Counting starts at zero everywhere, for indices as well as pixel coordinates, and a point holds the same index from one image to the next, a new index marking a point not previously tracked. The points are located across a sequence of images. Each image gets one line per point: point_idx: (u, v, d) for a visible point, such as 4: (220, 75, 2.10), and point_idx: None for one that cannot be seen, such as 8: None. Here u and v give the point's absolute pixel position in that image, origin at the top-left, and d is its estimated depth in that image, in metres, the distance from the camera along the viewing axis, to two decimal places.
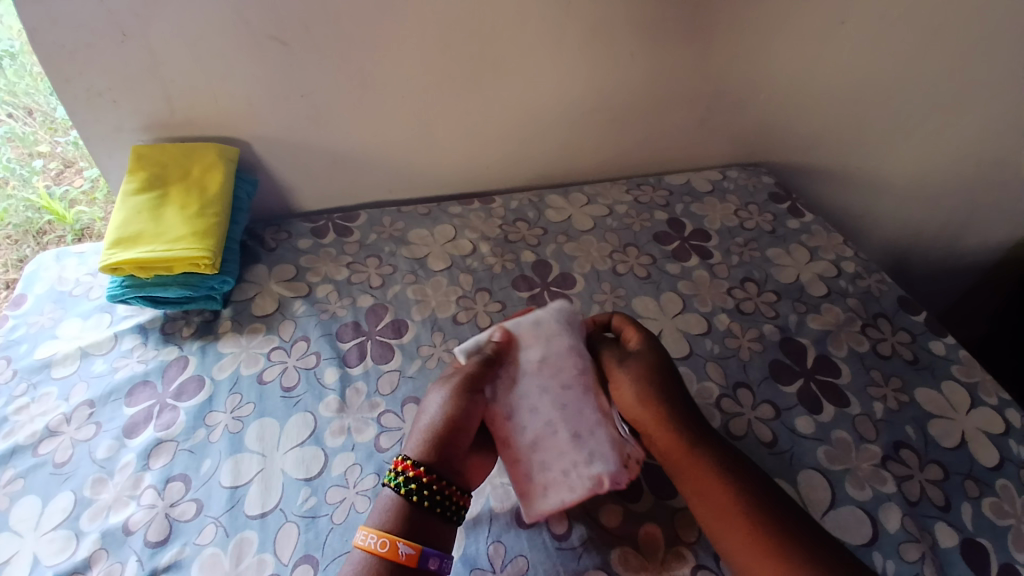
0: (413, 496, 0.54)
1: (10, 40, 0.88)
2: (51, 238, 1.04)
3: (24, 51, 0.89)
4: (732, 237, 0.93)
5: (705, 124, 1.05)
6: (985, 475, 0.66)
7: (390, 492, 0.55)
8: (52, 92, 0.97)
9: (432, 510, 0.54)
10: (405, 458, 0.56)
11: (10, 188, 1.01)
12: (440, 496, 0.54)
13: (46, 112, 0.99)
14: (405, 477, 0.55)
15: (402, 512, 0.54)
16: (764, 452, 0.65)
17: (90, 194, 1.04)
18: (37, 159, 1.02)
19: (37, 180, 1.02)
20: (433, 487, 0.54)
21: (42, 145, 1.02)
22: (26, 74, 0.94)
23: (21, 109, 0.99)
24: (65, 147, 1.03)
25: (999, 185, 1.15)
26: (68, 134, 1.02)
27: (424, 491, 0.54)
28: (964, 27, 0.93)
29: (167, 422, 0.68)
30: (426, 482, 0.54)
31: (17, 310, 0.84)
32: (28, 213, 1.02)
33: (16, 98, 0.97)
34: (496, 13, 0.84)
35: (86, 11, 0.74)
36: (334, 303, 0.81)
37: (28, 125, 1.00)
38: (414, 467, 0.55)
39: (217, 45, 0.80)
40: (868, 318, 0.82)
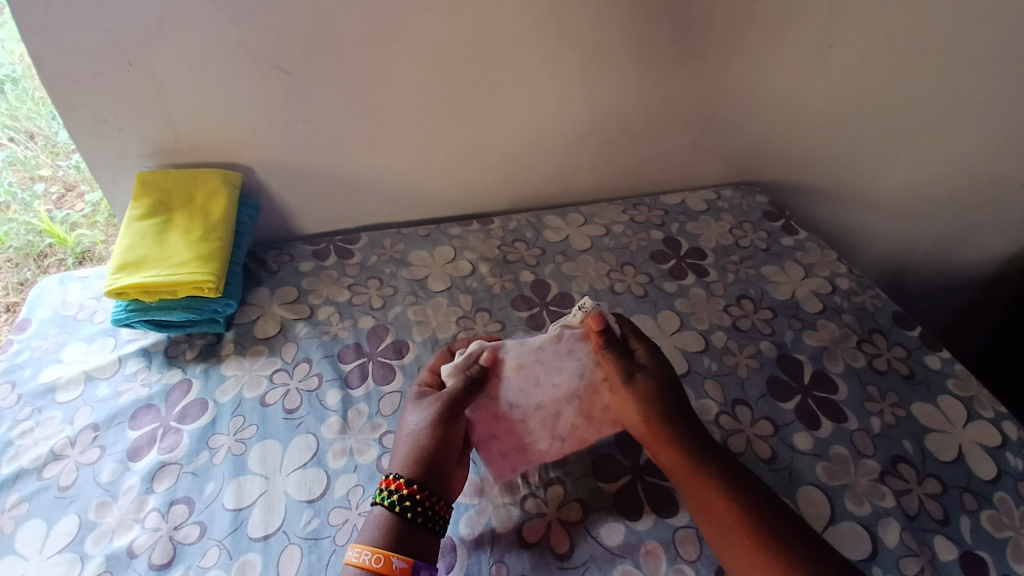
0: (406, 512, 0.55)
1: (11, 64, 0.91)
2: (51, 261, 1.06)
3: (25, 76, 0.92)
4: (728, 255, 0.94)
5: (699, 145, 1.07)
6: (982, 489, 0.66)
7: (380, 508, 0.56)
8: (53, 115, 0.99)
9: (424, 526, 0.55)
10: (394, 476, 0.57)
11: (11, 213, 1.02)
12: (431, 512, 0.56)
13: (48, 136, 1.02)
14: (399, 495, 0.55)
15: (395, 529, 0.55)
16: (764, 468, 0.66)
17: (91, 217, 1.06)
18: (39, 183, 1.04)
19: (37, 204, 1.03)
20: (426, 504, 0.55)
21: (44, 169, 1.03)
22: (28, 98, 0.97)
23: (22, 134, 1.01)
24: (66, 170, 1.04)
25: (989, 200, 1.17)
26: (69, 158, 1.03)
27: (417, 508, 0.55)
28: (948, 47, 0.96)
29: (171, 444, 0.68)
30: (420, 499, 0.56)
31: (21, 334, 0.85)
32: (28, 236, 1.03)
33: (17, 123, 1.00)
34: (492, 39, 0.87)
35: (94, 42, 0.77)
36: (336, 325, 0.82)
37: (29, 150, 1.02)
38: (406, 484, 0.56)
39: (221, 74, 0.82)
40: (863, 334, 0.83)
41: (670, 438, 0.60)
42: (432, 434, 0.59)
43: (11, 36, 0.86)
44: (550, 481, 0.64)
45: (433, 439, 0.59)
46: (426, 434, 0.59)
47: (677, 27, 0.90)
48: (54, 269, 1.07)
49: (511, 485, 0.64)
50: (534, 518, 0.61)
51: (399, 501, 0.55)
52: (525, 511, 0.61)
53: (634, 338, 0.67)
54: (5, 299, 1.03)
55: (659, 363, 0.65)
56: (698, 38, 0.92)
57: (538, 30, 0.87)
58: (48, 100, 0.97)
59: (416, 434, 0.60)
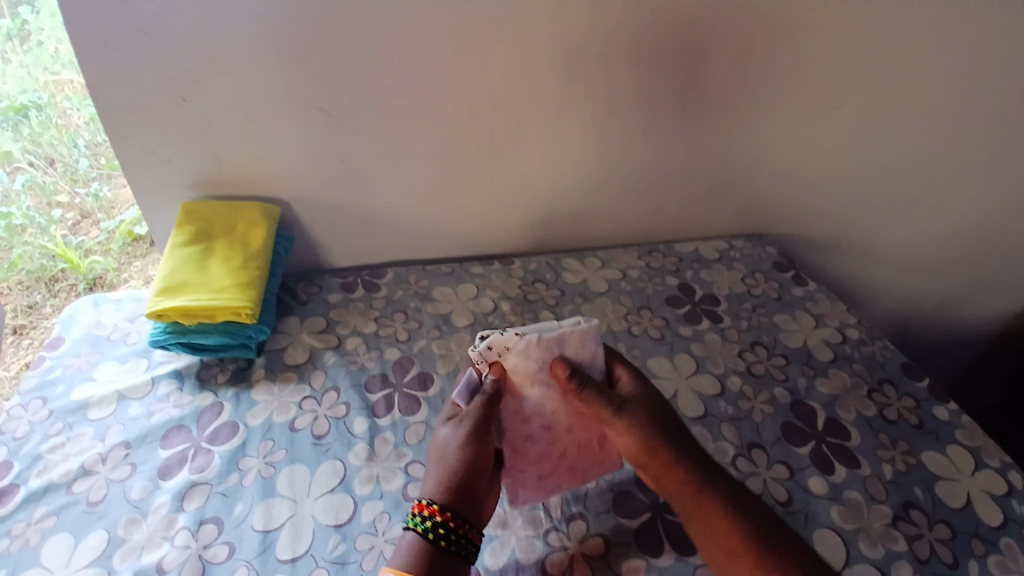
0: (438, 538, 0.56)
1: (38, 92, 1.03)
2: (61, 286, 1.11)
3: (51, 103, 1.04)
4: (741, 302, 0.98)
5: (712, 197, 1.12)
6: (990, 535, 0.68)
7: (414, 533, 0.57)
8: (77, 142, 1.09)
9: (457, 553, 0.56)
10: (426, 502, 0.59)
11: (27, 236, 1.08)
12: (463, 539, 0.57)
13: (68, 163, 1.10)
14: (434, 521, 0.57)
15: (426, 555, 0.56)
16: (781, 511, 0.68)
17: (105, 244, 1.15)
18: (56, 210, 1.11)
19: (53, 229, 1.10)
20: (456, 530, 0.57)
21: (61, 196, 1.11)
22: (52, 126, 1.07)
23: (43, 160, 1.08)
24: (84, 198, 1.13)
25: (987, 256, 1.21)
26: (88, 186, 1.12)
27: (448, 534, 0.57)
28: (945, 113, 1.02)
29: (201, 464, 0.70)
30: (452, 526, 0.57)
31: (54, 351, 0.87)
32: (42, 260, 1.09)
33: (39, 149, 1.07)
34: (519, 92, 0.93)
35: (154, 80, 0.83)
36: (363, 355, 0.85)
37: (48, 176, 1.10)
38: (438, 510, 0.58)
39: (267, 112, 0.88)
40: (874, 383, 0.85)
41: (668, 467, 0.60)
42: (466, 457, 0.61)
43: (38, 63, 1.00)
44: (571, 515, 0.66)
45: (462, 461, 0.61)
46: (459, 459, 0.61)
47: (692, 88, 0.97)
48: (64, 294, 1.12)
49: (534, 517, 0.65)
50: (556, 551, 0.62)
51: (429, 525, 0.57)
52: (548, 544, 0.63)
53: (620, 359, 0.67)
54: (14, 321, 1.07)
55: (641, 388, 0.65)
56: (712, 98, 0.98)
57: (563, 84, 0.93)
58: (71, 126, 1.07)
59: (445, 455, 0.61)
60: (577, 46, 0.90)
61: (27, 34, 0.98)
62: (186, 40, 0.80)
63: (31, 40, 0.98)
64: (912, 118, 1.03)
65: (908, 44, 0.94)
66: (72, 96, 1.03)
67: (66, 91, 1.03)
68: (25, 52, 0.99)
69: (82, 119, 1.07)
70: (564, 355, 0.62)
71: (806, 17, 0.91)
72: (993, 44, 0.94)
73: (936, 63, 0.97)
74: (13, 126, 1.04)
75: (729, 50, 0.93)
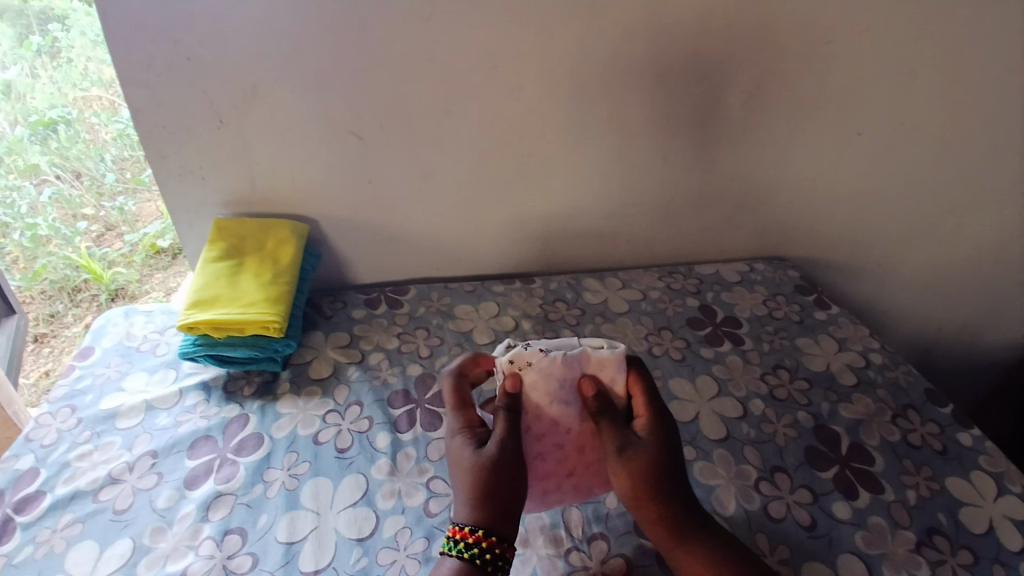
0: (477, 560, 0.56)
1: (67, 108, 1.11)
2: (84, 295, 1.19)
3: (78, 119, 1.12)
4: (763, 325, 0.97)
5: (732, 221, 1.12)
6: (1012, 559, 0.66)
7: (453, 558, 0.56)
8: (103, 156, 1.17)
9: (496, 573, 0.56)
10: (463, 526, 0.58)
11: (52, 247, 1.16)
12: (502, 561, 0.56)
13: (93, 177, 1.18)
14: (474, 545, 0.56)
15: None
16: (804, 535, 0.67)
17: (128, 256, 1.21)
18: (81, 222, 1.20)
19: (78, 240, 1.19)
20: (495, 552, 0.56)
21: (87, 208, 1.20)
22: (79, 140, 1.15)
23: (69, 173, 1.17)
24: (109, 212, 1.21)
25: (1012, 283, 1.20)
26: (113, 200, 1.21)
27: (487, 556, 0.56)
28: (968, 140, 1.02)
29: (227, 475, 0.71)
30: (490, 547, 0.56)
31: (85, 361, 0.90)
32: (66, 271, 1.17)
33: (66, 162, 1.16)
34: (543, 117, 0.95)
35: (193, 103, 0.86)
36: (386, 371, 0.86)
37: (75, 189, 1.18)
38: (474, 533, 0.57)
39: (300, 134, 0.91)
40: (898, 409, 0.84)
41: (661, 519, 0.59)
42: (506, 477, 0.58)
43: (67, 80, 1.08)
44: (593, 535, 0.66)
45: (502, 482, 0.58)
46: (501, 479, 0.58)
47: (713, 115, 0.98)
48: (86, 304, 1.19)
49: (556, 536, 0.65)
50: (578, 571, 0.62)
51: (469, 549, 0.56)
52: (570, 563, 0.63)
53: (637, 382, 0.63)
54: (36, 329, 1.15)
55: (652, 425, 0.61)
56: (733, 124, 1.00)
57: (586, 110, 0.95)
58: (98, 142, 1.16)
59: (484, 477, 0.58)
60: (600, 73, 0.92)
61: (57, 52, 1.07)
62: (226, 65, 0.84)
63: (60, 57, 1.07)
64: (935, 145, 1.03)
65: (929, 73, 0.95)
66: (101, 112, 1.12)
67: (95, 108, 1.12)
68: (54, 69, 1.08)
69: (110, 135, 1.15)
70: (587, 373, 0.63)
71: (826, 46, 0.92)
72: (1015, 73, 0.95)
73: (959, 92, 0.97)
74: (41, 140, 1.13)
75: (750, 77, 0.95)
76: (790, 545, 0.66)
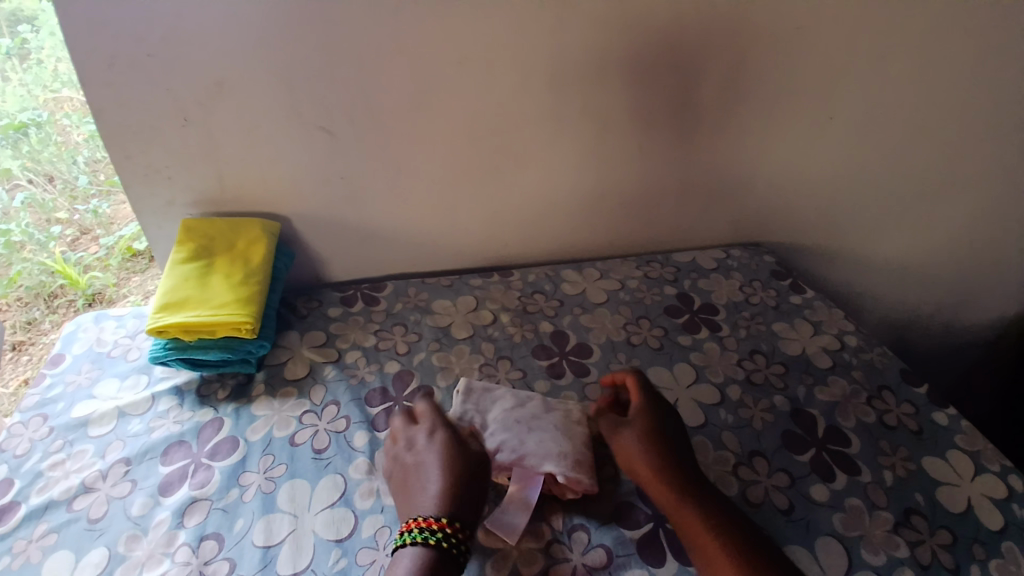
0: (439, 544, 0.58)
1: (37, 110, 1.07)
2: (61, 301, 1.15)
3: (51, 120, 1.08)
4: (739, 311, 0.98)
5: (708, 208, 1.13)
6: (989, 538, 0.68)
7: (416, 546, 0.58)
8: (76, 159, 1.12)
9: (456, 558, 0.58)
10: (424, 517, 0.61)
11: (26, 253, 1.11)
12: (462, 546, 0.59)
13: (67, 180, 1.14)
14: (437, 531, 0.59)
15: (429, 565, 0.57)
16: (783, 520, 0.68)
17: (104, 260, 1.19)
18: (55, 226, 1.15)
19: (52, 245, 1.14)
20: (456, 536, 0.59)
21: (61, 212, 1.15)
22: (51, 142, 1.09)
23: (42, 177, 1.12)
24: (83, 215, 1.17)
25: (986, 263, 1.22)
26: (88, 203, 1.16)
27: (449, 540, 0.59)
28: (941, 123, 1.03)
29: (202, 480, 0.70)
30: (453, 532, 0.59)
31: (55, 368, 0.87)
32: (41, 276, 1.13)
33: (38, 165, 1.11)
34: (520, 109, 0.94)
35: (155, 101, 0.84)
36: (363, 369, 0.85)
37: (47, 192, 1.13)
38: (436, 520, 0.60)
39: (269, 131, 0.89)
40: (873, 391, 0.85)
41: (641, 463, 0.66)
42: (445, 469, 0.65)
43: (39, 82, 1.04)
44: (573, 527, 0.65)
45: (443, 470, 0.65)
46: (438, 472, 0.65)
47: (688, 103, 0.98)
48: (63, 310, 1.15)
49: (537, 530, 0.65)
50: (559, 563, 0.62)
51: (435, 535, 0.59)
52: (551, 556, 0.63)
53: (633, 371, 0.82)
54: (13, 337, 1.11)
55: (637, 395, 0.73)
56: (708, 112, 0.99)
57: (562, 100, 0.94)
58: (70, 143, 1.11)
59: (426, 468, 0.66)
60: (573, 64, 0.91)
61: (27, 54, 1.02)
62: (189, 62, 0.81)
63: (30, 59, 1.03)
64: (908, 129, 1.04)
65: (901, 57, 0.96)
66: (72, 113, 1.07)
67: (67, 109, 1.07)
68: (24, 71, 1.04)
69: (81, 136, 1.10)
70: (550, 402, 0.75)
71: (799, 31, 0.92)
72: (984, 56, 0.96)
73: (930, 74, 0.98)
74: (12, 143, 1.07)
75: (724, 65, 0.94)
76: (771, 530, 0.67)
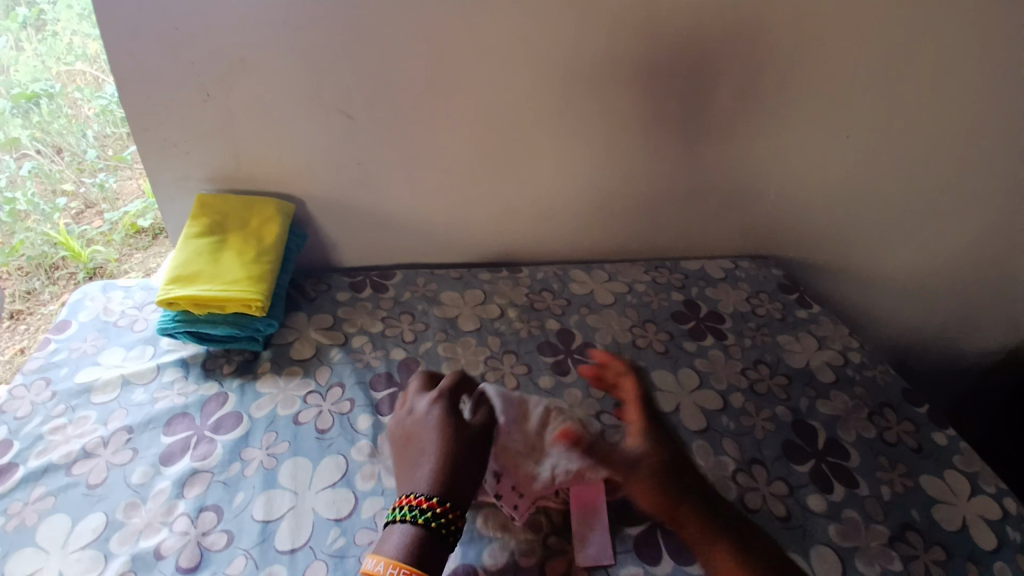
0: (431, 524, 0.57)
1: (50, 82, 1.06)
2: (62, 273, 1.15)
3: (63, 93, 1.08)
4: (745, 321, 0.98)
5: (719, 217, 1.13)
6: (984, 558, 0.68)
7: (411, 523, 0.57)
8: (85, 133, 1.12)
9: (446, 539, 0.57)
10: (420, 495, 0.59)
11: (30, 223, 1.09)
12: (453, 528, 0.58)
13: (75, 153, 1.12)
14: (433, 513, 0.58)
15: (417, 545, 0.56)
16: (779, 526, 0.68)
17: (107, 234, 1.19)
18: (60, 198, 1.13)
19: (57, 216, 1.12)
20: (448, 517, 0.58)
21: (66, 184, 1.13)
22: (62, 115, 1.09)
23: (49, 148, 1.10)
24: (89, 187, 1.16)
25: (991, 288, 1.22)
26: (94, 176, 1.16)
27: (441, 521, 0.57)
28: (954, 147, 1.04)
29: (204, 453, 0.70)
30: (443, 513, 0.58)
31: (61, 334, 0.87)
32: (45, 247, 1.11)
33: (46, 137, 1.09)
34: (540, 106, 0.95)
35: (179, 74, 0.85)
36: (369, 354, 0.85)
37: (54, 164, 1.11)
38: (427, 500, 0.58)
39: (290, 112, 0.90)
40: (874, 406, 0.85)
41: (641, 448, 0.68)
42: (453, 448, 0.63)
43: (52, 53, 1.05)
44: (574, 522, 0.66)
45: (445, 439, 0.64)
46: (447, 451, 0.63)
47: (704, 111, 0.98)
48: (63, 282, 1.16)
49: (536, 522, 0.66)
50: (556, 555, 0.63)
51: (427, 514, 0.58)
52: (549, 548, 0.63)
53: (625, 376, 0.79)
54: (11, 306, 1.09)
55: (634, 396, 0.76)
56: (725, 122, 1.00)
57: (581, 99, 0.95)
58: (80, 117, 1.11)
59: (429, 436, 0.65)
60: (597, 65, 0.92)
61: (42, 25, 1.04)
62: (216, 37, 0.82)
63: (46, 31, 1.04)
64: (921, 150, 1.05)
65: (917, 77, 0.97)
66: (85, 87, 1.09)
67: (79, 83, 1.08)
68: (39, 42, 1.04)
69: (93, 110, 1.11)
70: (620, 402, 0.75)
71: (819, 46, 0.94)
72: (1000, 82, 0.97)
73: (947, 96, 0.99)
74: (22, 113, 1.05)
75: (744, 74, 0.95)
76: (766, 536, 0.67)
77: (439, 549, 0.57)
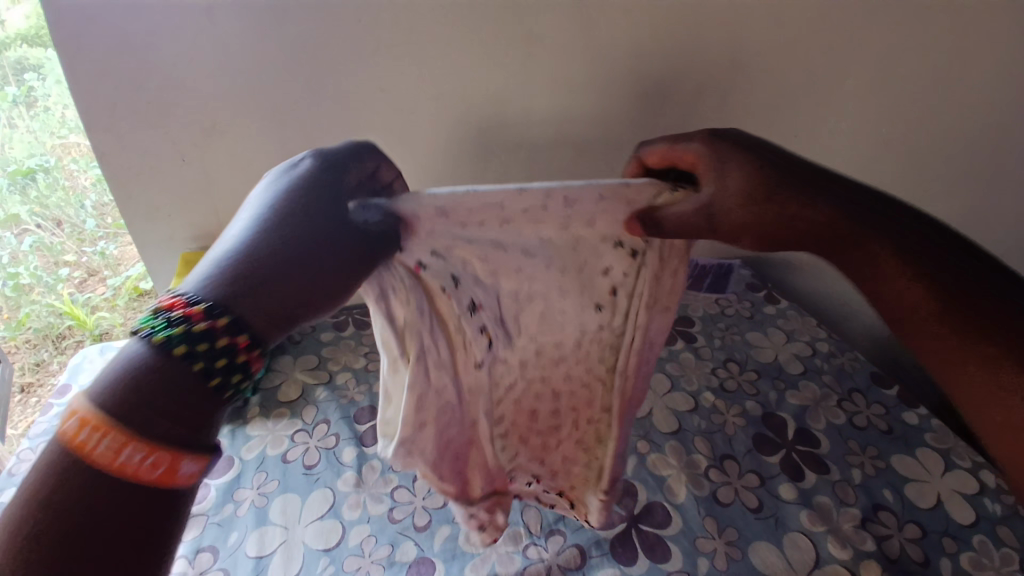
0: (180, 350, 0.33)
1: (47, 156, 1.09)
2: (70, 341, 1.22)
3: (59, 166, 1.10)
4: (714, 323, 1.01)
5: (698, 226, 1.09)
6: (960, 533, 0.71)
7: (141, 342, 0.34)
8: (83, 203, 1.14)
9: (211, 382, 0.34)
10: (181, 295, 0.35)
11: (35, 294, 1.16)
12: (234, 369, 0.35)
13: (75, 224, 1.17)
14: (190, 328, 0.33)
15: (140, 382, 0.33)
16: (751, 518, 0.72)
17: (112, 300, 1.23)
18: (63, 268, 1.19)
19: (60, 286, 1.18)
20: (223, 347, 0.34)
21: (68, 255, 1.19)
22: (58, 187, 1.12)
23: (49, 221, 1.15)
24: (91, 256, 1.21)
25: None
26: (95, 245, 1.20)
27: (201, 349, 0.34)
28: None
29: (199, 497, 0.75)
30: (214, 341, 0.34)
31: (62, 398, 0.92)
32: (49, 317, 1.18)
33: (46, 210, 1.13)
34: (492, 142, 0.96)
35: (157, 144, 0.92)
36: (352, 390, 0.89)
37: (55, 236, 1.16)
38: (187, 306, 0.34)
39: (263, 166, 0.96)
40: (843, 394, 0.88)
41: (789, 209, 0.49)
42: (263, 239, 0.37)
43: (46, 129, 1.06)
44: (550, 530, 0.72)
45: (257, 226, 0.38)
46: (247, 240, 0.37)
47: None
48: (70, 350, 1.23)
49: (515, 534, 0.72)
50: (534, 562, 0.69)
51: (175, 330, 0.33)
52: (527, 557, 0.69)
53: (684, 147, 0.52)
54: (22, 379, 1.17)
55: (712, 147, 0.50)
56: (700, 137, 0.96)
57: (530, 134, 0.95)
58: (78, 188, 1.13)
59: (266, 194, 0.41)
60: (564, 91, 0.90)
61: (33, 101, 1.04)
62: (185, 108, 0.89)
63: (38, 107, 1.04)
64: (888, 149, 0.99)
65: None
66: (79, 158, 1.08)
67: (75, 155, 1.08)
68: (32, 118, 1.05)
69: (88, 180, 1.11)
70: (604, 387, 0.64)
71: (756, 58, 0.88)
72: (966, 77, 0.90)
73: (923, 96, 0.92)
74: (20, 190, 1.09)
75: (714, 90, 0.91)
76: (738, 528, 0.71)
77: (189, 386, 0.34)
